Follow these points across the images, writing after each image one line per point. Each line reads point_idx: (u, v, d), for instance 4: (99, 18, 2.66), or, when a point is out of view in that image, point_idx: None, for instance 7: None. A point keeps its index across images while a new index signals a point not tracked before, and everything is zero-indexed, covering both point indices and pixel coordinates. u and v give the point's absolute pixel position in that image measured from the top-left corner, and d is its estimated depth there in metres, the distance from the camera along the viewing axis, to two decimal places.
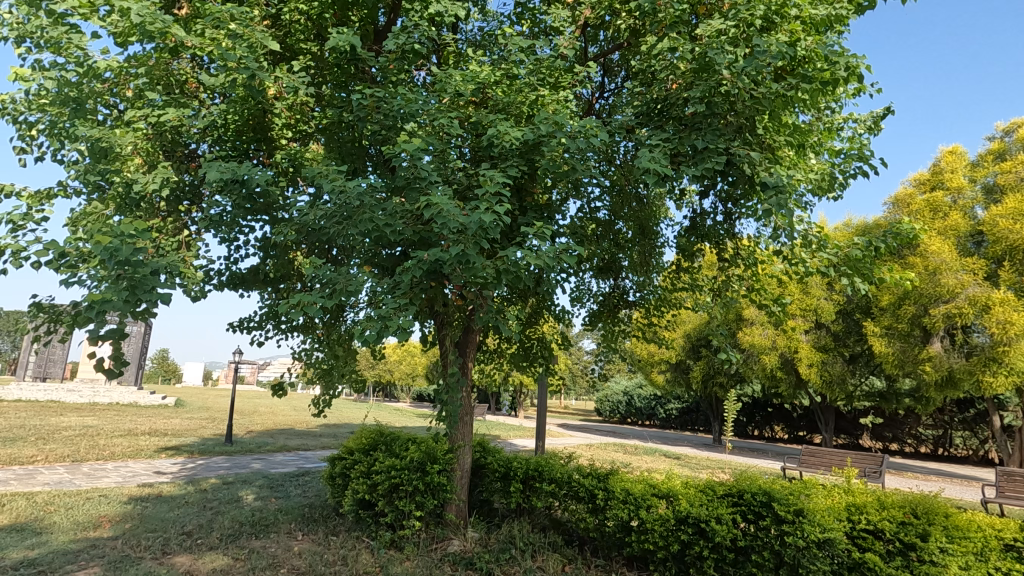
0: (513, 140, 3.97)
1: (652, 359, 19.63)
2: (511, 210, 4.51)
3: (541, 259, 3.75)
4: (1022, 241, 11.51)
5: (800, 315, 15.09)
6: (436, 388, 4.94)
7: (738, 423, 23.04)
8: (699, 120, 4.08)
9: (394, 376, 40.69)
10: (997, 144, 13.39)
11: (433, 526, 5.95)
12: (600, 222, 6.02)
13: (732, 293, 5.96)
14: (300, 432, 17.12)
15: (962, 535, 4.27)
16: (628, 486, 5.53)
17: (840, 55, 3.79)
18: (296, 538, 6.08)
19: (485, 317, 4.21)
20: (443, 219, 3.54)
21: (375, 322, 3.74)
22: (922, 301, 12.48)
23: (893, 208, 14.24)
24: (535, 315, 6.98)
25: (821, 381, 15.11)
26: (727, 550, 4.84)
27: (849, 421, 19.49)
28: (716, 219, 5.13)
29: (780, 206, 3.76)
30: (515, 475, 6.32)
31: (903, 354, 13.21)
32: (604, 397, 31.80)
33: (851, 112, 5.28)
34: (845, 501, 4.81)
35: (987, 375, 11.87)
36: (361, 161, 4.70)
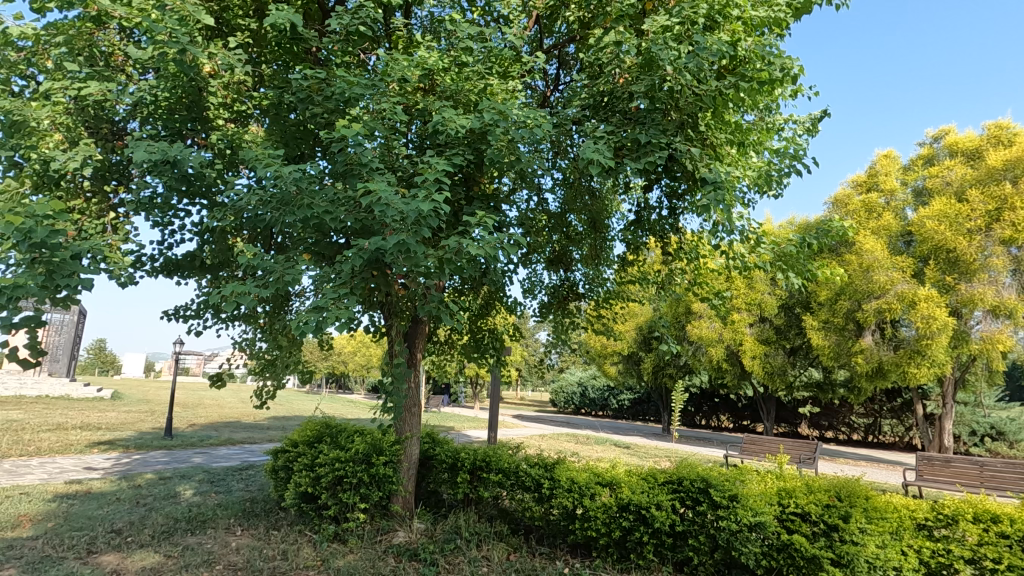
0: (459, 128, 3.91)
1: (605, 351, 19.99)
2: (456, 199, 4.46)
3: (484, 249, 3.71)
4: (946, 241, 12.27)
5: (744, 309, 15.70)
6: (381, 381, 4.84)
7: (686, 413, 23.78)
8: (643, 115, 4.16)
9: (349, 367, 40.04)
10: (927, 149, 14.17)
11: (379, 518, 5.89)
12: (552, 214, 6.06)
13: (674, 286, 6.15)
14: (246, 425, 16.62)
15: (879, 516, 4.53)
16: (573, 475, 5.61)
17: (778, 56, 3.94)
18: (235, 533, 5.89)
19: (429, 308, 4.15)
20: (384, 207, 3.46)
21: (315, 312, 3.65)
22: (856, 297, 13.22)
23: (833, 208, 14.94)
24: (486, 307, 6.97)
25: (764, 372, 15.76)
26: (666, 535, 5.02)
27: (789, 411, 20.45)
28: (661, 213, 5.22)
29: (718, 201, 3.86)
30: (463, 466, 6.31)
31: (838, 347, 13.95)
32: (559, 389, 32.20)
33: (791, 114, 5.48)
34: (776, 486, 5.04)
35: (912, 366, 12.66)
36: (305, 146, 4.53)
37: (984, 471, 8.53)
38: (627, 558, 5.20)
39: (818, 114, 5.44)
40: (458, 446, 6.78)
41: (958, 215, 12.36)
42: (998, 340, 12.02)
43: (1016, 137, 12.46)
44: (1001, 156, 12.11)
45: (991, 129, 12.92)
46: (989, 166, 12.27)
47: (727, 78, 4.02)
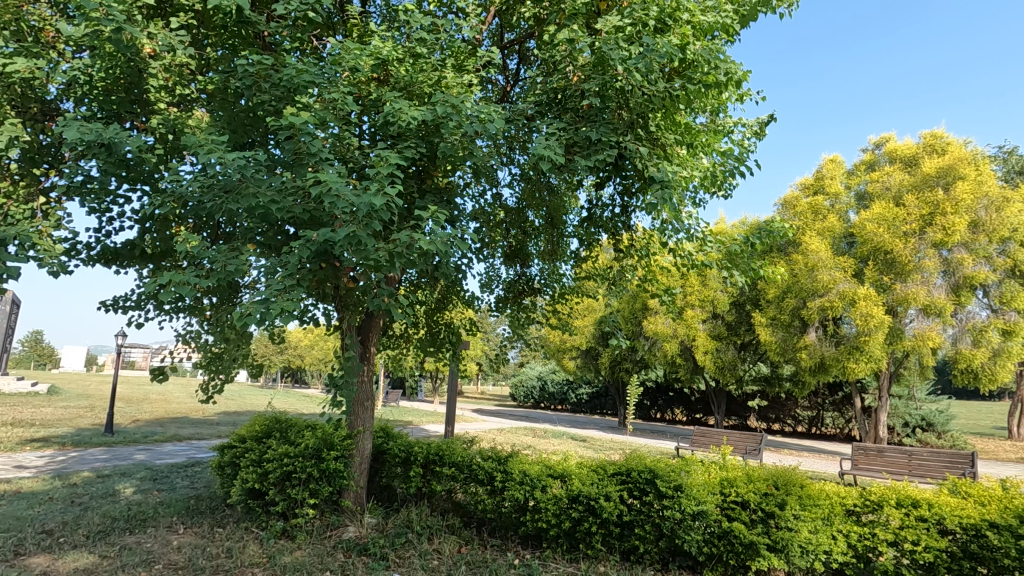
0: (410, 120, 3.88)
1: (564, 345, 20.24)
2: (409, 192, 4.42)
3: (434, 244, 3.68)
4: (885, 243, 12.92)
5: (698, 306, 16.20)
6: (331, 374, 4.76)
7: (642, 406, 24.35)
8: (594, 113, 4.23)
9: (306, 361, 39.22)
10: (869, 155, 14.87)
11: (328, 513, 5.81)
12: (509, 209, 6.06)
13: (625, 282, 6.28)
14: (195, 420, 16.04)
15: (812, 503, 4.76)
16: (525, 468, 5.67)
17: (723, 60, 4.07)
18: (177, 531, 5.71)
19: (378, 301, 4.09)
20: (333, 198, 3.41)
21: (261, 305, 3.58)
22: (802, 294, 13.85)
23: (782, 210, 15.50)
24: (443, 301, 6.94)
25: (715, 367, 16.29)
26: (614, 525, 5.15)
27: (739, 404, 21.22)
28: (614, 211, 5.32)
29: (665, 198, 3.96)
30: (416, 460, 6.29)
31: (785, 342, 14.57)
32: (519, 383, 32.42)
33: (740, 118, 5.68)
34: (719, 476, 5.24)
35: (851, 361, 13.32)
36: (254, 134, 4.33)
37: (912, 459, 9.09)
38: (575, 548, 5.30)
39: (764, 118, 5.63)
40: (412, 439, 6.75)
41: (896, 218, 13.04)
42: (928, 337, 12.75)
43: (949, 146, 13.22)
44: (935, 164, 12.85)
45: (927, 137, 13.67)
46: (924, 172, 13.01)
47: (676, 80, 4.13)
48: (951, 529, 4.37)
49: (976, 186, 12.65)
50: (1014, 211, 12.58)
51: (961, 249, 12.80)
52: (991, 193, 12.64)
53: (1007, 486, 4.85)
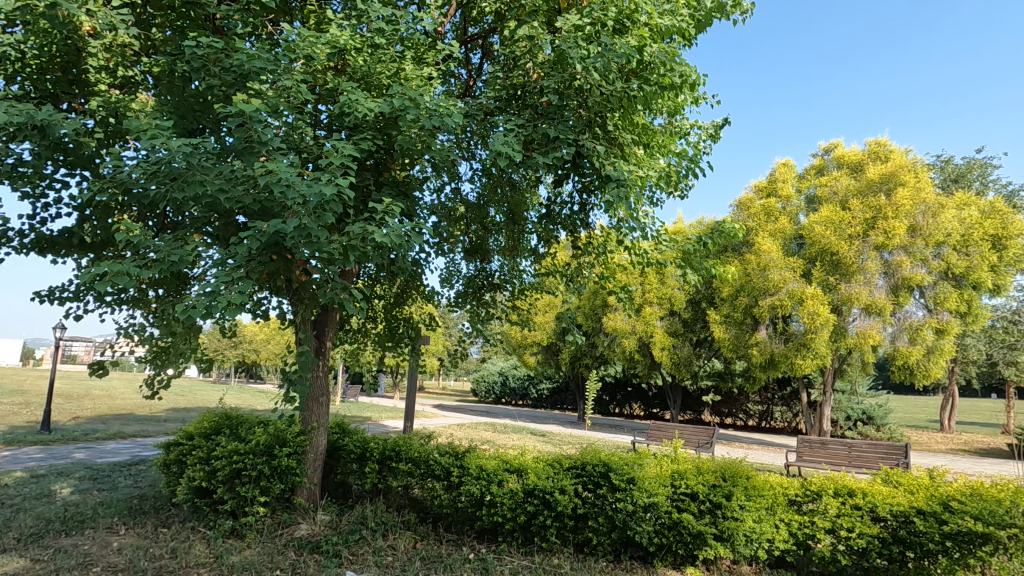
0: (367, 110, 3.81)
1: (525, 341, 20.35)
2: (365, 184, 4.35)
3: (389, 238, 3.63)
4: (832, 245, 13.50)
5: (656, 303, 16.60)
6: (284, 370, 4.65)
7: (601, 401, 24.75)
8: (553, 110, 4.25)
9: (261, 356, 38.20)
10: (819, 160, 15.49)
11: (280, 511, 5.68)
12: (470, 205, 6.04)
13: (583, 279, 6.36)
14: (140, 417, 15.39)
15: (757, 493, 4.93)
16: (482, 463, 5.68)
17: (677, 63, 4.15)
18: (118, 533, 5.48)
19: (331, 294, 4.01)
20: (284, 188, 3.33)
21: (207, 298, 3.47)
22: (754, 293, 14.36)
23: (737, 211, 15.98)
24: (402, 296, 6.87)
25: (671, 363, 16.71)
26: (568, 518, 5.23)
27: (694, 399, 21.84)
28: (573, 208, 5.37)
29: (620, 197, 4.02)
30: (372, 456, 6.21)
31: (737, 339, 15.08)
32: (480, 378, 32.46)
33: (697, 120, 5.82)
34: (670, 468, 5.39)
35: (799, 358, 13.89)
36: (204, 120, 4.17)
37: (852, 451, 9.56)
38: (530, 541, 5.36)
39: (719, 121, 5.80)
40: (368, 435, 6.67)
41: (842, 221, 13.65)
42: (869, 335, 13.40)
43: (891, 153, 13.90)
44: (878, 170, 13.52)
45: (872, 145, 14.33)
46: (869, 178, 13.66)
47: (632, 81, 4.19)
48: (883, 516, 4.59)
49: (915, 192, 13.35)
50: (949, 216, 13.32)
51: (901, 252, 13.49)
52: (928, 199, 13.35)
53: (935, 475, 5.14)
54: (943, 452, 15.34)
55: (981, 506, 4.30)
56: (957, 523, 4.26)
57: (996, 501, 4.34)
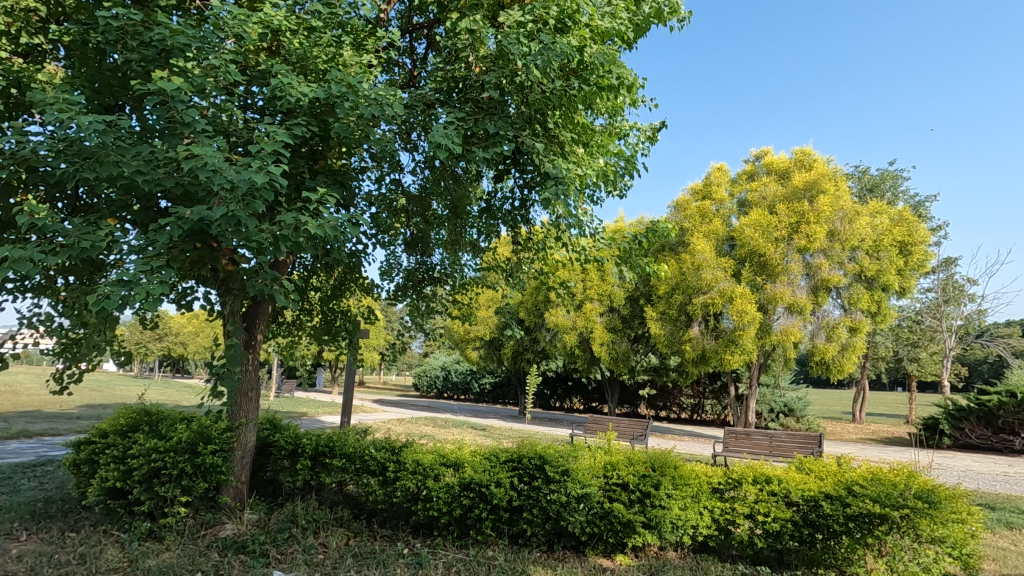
0: (300, 95, 3.68)
1: (467, 336, 20.29)
2: (299, 172, 4.20)
3: (323, 228, 3.51)
4: (760, 247, 14.27)
5: (596, 299, 17.05)
6: (210, 363, 4.42)
7: (542, 395, 25.08)
8: (495, 105, 4.27)
9: (189, 350, 36.23)
10: (750, 166, 16.26)
11: (204, 511, 5.42)
12: (411, 196, 5.97)
13: (522, 274, 6.41)
14: (49, 415, 14.25)
15: (683, 482, 5.15)
16: (419, 457, 5.64)
17: (615, 66, 4.25)
18: (18, 539, 5.06)
19: (260, 286, 3.84)
20: (209, 173, 3.15)
21: (122, 288, 3.26)
22: (688, 291, 14.98)
23: (674, 211, 16.57)
24: (340, 288, 6.68)
25: (610, 357, 17.18)
26: (504, 511, 5.29)
27: (631, 393, 22.55)
28: (514, 204, 5.40)
29: (558, 194, 4.08)
30: (303, 452, 6.01)
31: (672, 335, 15.68)
32: (422, 373, 32.12)
33: (635, 122, 6.00)
34: (604, 460, 5.54)
35: (728, 353, 14.62)
36: (122, 97, 3.90)
37: (773, 441, 10.17)
38: (465, 534, 5.38)
39: (657, 124, 6.00)
40: (300, 431, 6.46)
41: (769, 225, 14.45)
42: (791, 332, 14.25)
43: (815, 162, 14.80)
44: (803, 178, 14.41)
45: (798, 153, 15.18)
46: (794, 185, 14.54)
47: (570, 80, 4.26)
48: (795, 501, 4.90)
49: (834, 200, 14.29)
50: (863, 223, 14.37)
51: (821, 255, 14.43)
52: (846, 206, 14.35)
53: (842, 461, 5.54)
54: (853, 441, 16.59)
55: (880, 489, 4.68)
56: (858, 505, 4.61)
57: (892, 484, 4.73)
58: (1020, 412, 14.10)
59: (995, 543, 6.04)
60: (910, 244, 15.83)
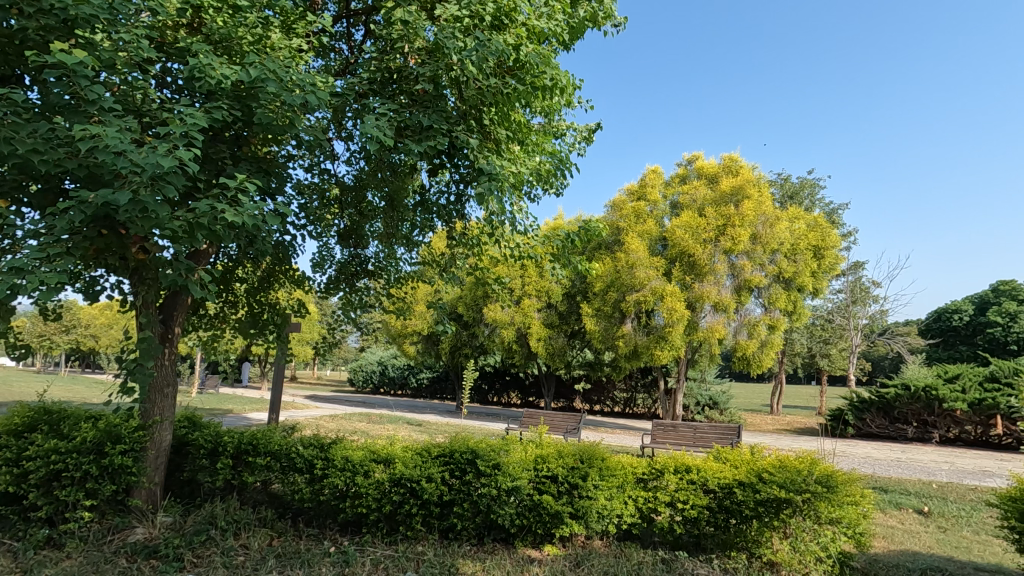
0: (221, 77, 3.51)
1: (404, 330, 20.00)
2: (220, 158, 4.00)
3: (243, 218, 3.35)
4: (689, 247, 14.92)
5: (534, 295, 17.42)
6: (120, 358, 4.14)
7: (480, 390, 25.17)
8: (428, 99, 4.25)
9: (101, 344, 33.71)
10: (682, 169, 16.92)
11: (111, 515, 5.07)
12: (345, 186, 5.81)
13: (456, 269, 6.41)
14: None
15: (610, 474, 5.34)
16: (348, 453, 5.52)
17: (549, 67, 4.33)
18: None
19: (173, 276, 3.61)
20: (113, 155, 2.95)
21: (13, 275, 2.98)
22: (622, 289, 15.45)
23: (611, 211, 17.02)
24: (267, 280, 6.40)
25: (546, 353, 17.48)
26: (434, 506, 5.29)
27: (567, 387, 23.03)
28: (449, 199, 5.38)
29: (491, 190, 4.10)
30: (225, 451, 5.75)
31: (606, 331, 16.13)
32: (358, 368, 31.40)
33: (572, 122, 6.13)
34: (534, 453, 5.64)
35: (658, 349, 15.20)
36: (19, 67, 3.58)
37: (696, 432, 10.70)
38: (395, 530, 5.35)
39: (592, 125, 6.16)
40: (221, 428, 6.18)
41: (698, 227, 15.13)
42: (716, 329, 15.02)
43: (741, 169, 15.60)
44: (730, 184, 15.18)
45: (726, 159, 15.96)
46: (722, 190, 15.29)
47: (505, 78, 4.29)
48: (712, 488, 5.19)
49: (757, 205, 15.17)
50: (782, 228, 15.36)
51: (744, 257, 15.28)
52: (767, 211, 15.26)
53: (755, 450, 5.91)
54: (769, 431, 17.72)
55: (786, 476, 5.04)
56: (767, 491, 4.94)
57: (797, 471, 5.11)
58: (912, 403, 15.48)
59: (884, 522, 6.65)
60: (823, 249, 17.03)
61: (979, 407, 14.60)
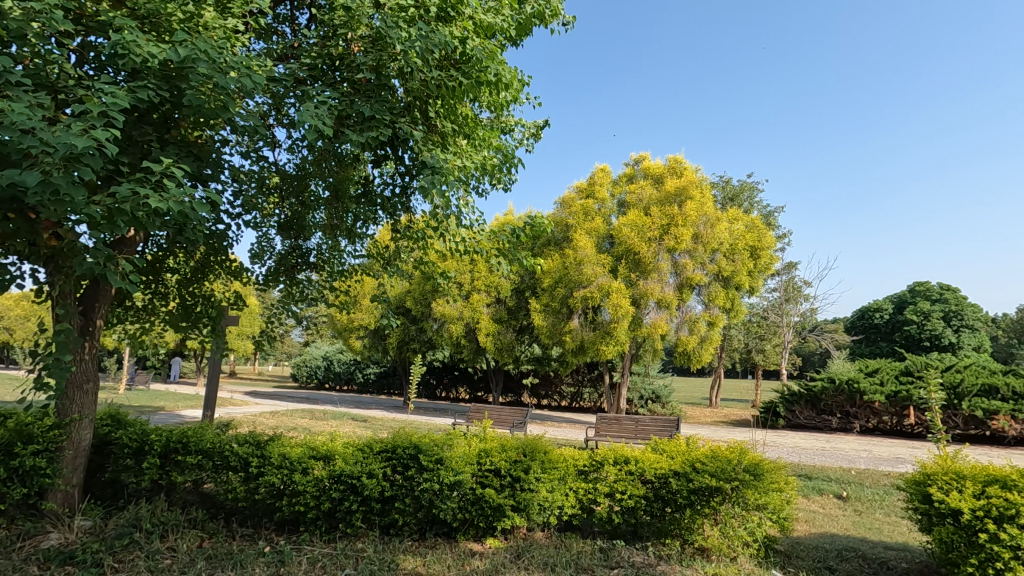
0: (147, 55, 3.31)
1: (350, 325, 19.56)
2: (146, 141, 3.77)
3: (168, 203, 3.17)
4: (635, 245, 15.34)
5: (483, 290, 17.44)
6: (32, 352, 3.85)
7: (427, 385, 24.98)
8: (371, 88, 4.15)
9: (17, 337, 31.32)
10: (630, 169, 17.30)
11: (21, 520, 4.73)
12: (285, 175, 5.61)
13: (402, 263, 6.32)
14: None
15: (552, 466, 5.42)
16: (286, 451, 5.36)
17: (493, 62, 4.32)
18: None
19: (90, 264, 3.37)
20: (20, 133, 2.73)
21: None
22: (570, 285, 15.71)
23: (560, 208, 17.24)
24: (201, 271, 6.11)
25: (495, 347, 17.54)
26: (375, 502, 5.22)
27: (515, 382, 23.20)
28: (394, 191, 5.29)
29: (433, 183, 4.04)
30: (151, 450, 5.46)
31: (553, 326, 16.35)
32: (302, 363, 30.52)
33: (520, 118, 6.16)
34: (477, 447, 5.66)
35: (604, 344, 15.54)
36: None
37: (638, 425, 11.01)
38: (334, 528, 5.24)
39: (540, 122, 6.20)
40: (148, 427, 5.86)
41: (643, 225, 15.55)
42: (659, 326, 15.49)
43: (685, 170, 16.10)
44: (674, 184, 15.67)
45: (671, 161, 16.42)
46: (667, 190, 15.76)
47: (449, 71, 4.26)
48: (649, 478, 5.36)
49: (699, 206, 15.71)
50: (722, 228, 15.98)
51: (686, 256, 15.82)
52: (709, 212, 15.83)
53: (690, 442, 6.13)
54: (706, 423, 18.47)
55: (717, 465, 5.27)
56: (700, 480, 5.15)
57: (727, 460, 5.35)
58: (837, 396, 16.53)
59: (807, 507, 7.08)
60: (760, 249, 17.77)
61: (895, 399, 15.71)
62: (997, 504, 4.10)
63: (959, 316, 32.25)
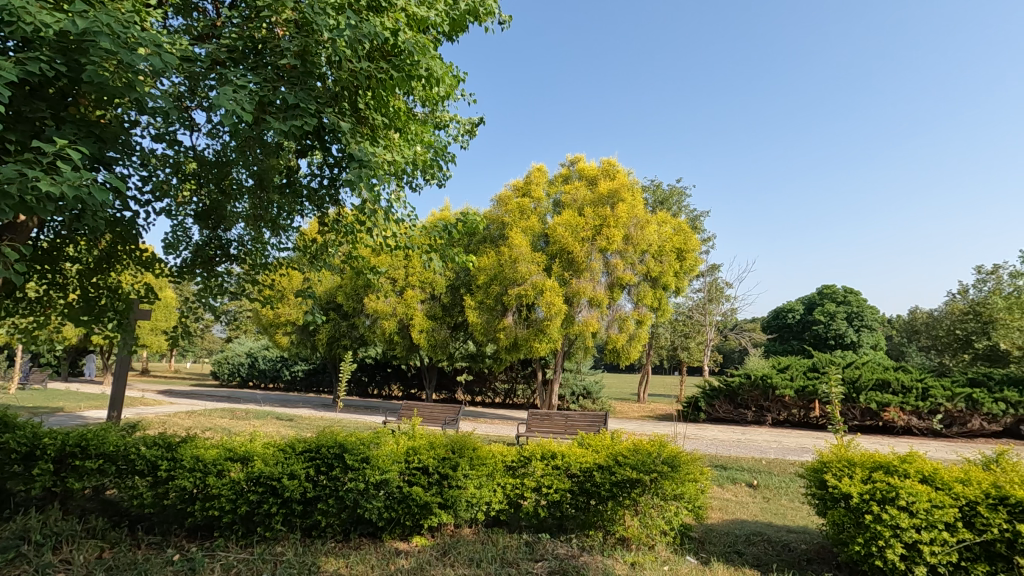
0: (39, 24, 3.02)
1: (277, 320, 18.73)
2: (38, 116, 3.44)
3: (62, 188, 2.91)
4: (569, 244, 15.68)
5: (418, 286, 17.25)
6: None
7: (358, 382, 24.37)
8: (297, 75, 3.99)
9: None
10: (565, 170, 17.64)
11: None
12: (203, 161, 5.29)
13: (329, 258, 6.13)
14: None
15: (480, 463, 5.45)
16: (199, 452, 5.09)
17: (424, 57, 4.28)
18: None
19: None
20: None
21: None
22: (505, 282, 15.83)
23: (497, 206, 17.30)
24: (106, 260, 5.65)
25: (428, 344, 17.35)
26: (297, 504, 5.05)
27: (449, 378, 23.08)
28: (321, 183, 5.12)
29: (360, 176, 3.94)
30: (43, 455, 5.02)
31: (488, 323, 16.41)
32: (223, 360, 28.86)
33: (455, 114, 6.14)
34: (406, 445, 5.60)
35: (537, 341, 15.79)
36: None
37: (568, 421, 11.26)
38: (252, 532, 5.03)
39: (475, 119, 6.22)
40: (40, 430, 5.37)
41: (577, 225, 15.91)
42: (591, 324, 15.88)
43: (618, 173, 16.61)
44: (607, 186, 16.13)
45: (605, 164, 16.89)
46: (600, 192, 16.20)
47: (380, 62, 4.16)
48: (575, 472, 5.49)
49: (630, 208, 16.25)
50: (651, 231, 16.62)
51: (617, 256, 16.34)
52: (639, 215, 16.42)
53: (614, 436, 6.35)
54: (633, 418, 19.15)
55: (638, 458, 5.49)
56: (622, 473, 5.33)
57: (648, 453, 5.59)
58: (752, 390, 17.59)
59: (721, 496, 7.52)
60: (685, 252, 18.54)
61: (803, 393, 16.96)
62: (880, 488, 4.54)
63: (859, 316, 35.24)
